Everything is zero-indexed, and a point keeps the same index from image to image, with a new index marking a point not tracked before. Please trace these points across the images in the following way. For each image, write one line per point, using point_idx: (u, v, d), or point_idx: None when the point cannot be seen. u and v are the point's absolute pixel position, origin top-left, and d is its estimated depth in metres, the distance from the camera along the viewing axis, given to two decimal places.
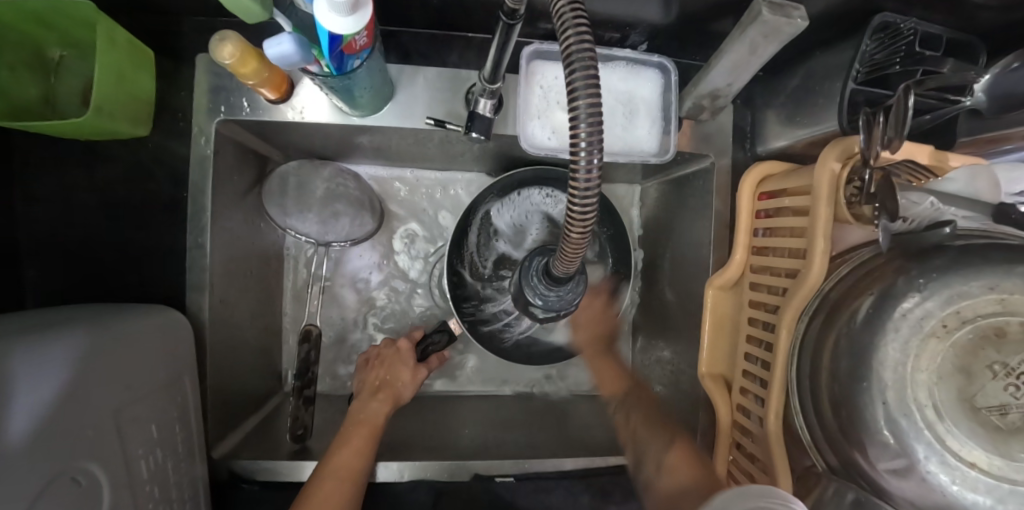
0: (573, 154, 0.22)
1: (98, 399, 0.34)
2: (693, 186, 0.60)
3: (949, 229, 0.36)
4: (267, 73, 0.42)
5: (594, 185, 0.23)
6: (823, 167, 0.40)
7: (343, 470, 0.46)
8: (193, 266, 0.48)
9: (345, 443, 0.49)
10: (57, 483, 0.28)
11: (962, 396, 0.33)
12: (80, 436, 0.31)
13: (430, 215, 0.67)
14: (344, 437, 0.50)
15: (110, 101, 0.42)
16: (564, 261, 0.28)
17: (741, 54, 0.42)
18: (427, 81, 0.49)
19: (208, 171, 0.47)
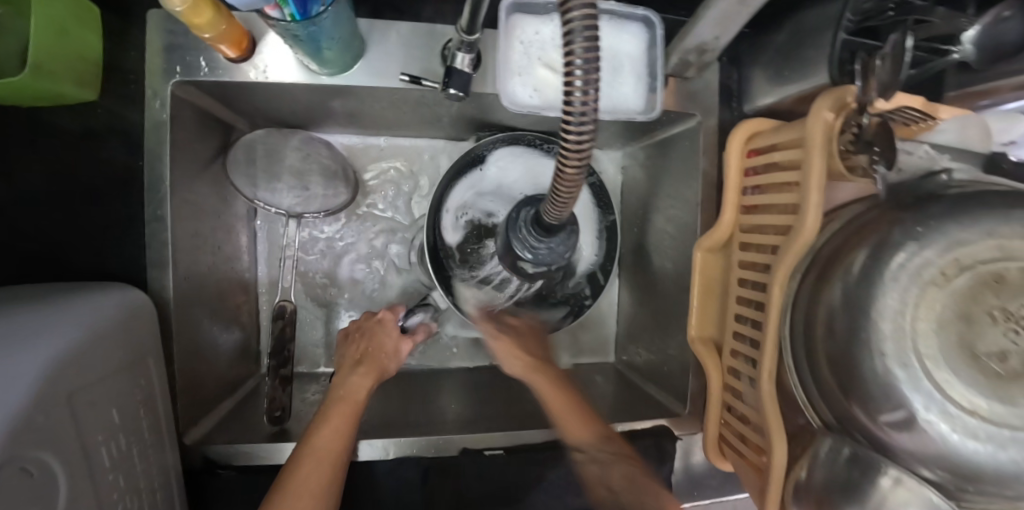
0: (567, 81, 0.20)
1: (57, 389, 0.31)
2: (679, 148, 0.58)
3: (947, 177, 0.37)
4: (224, 26, 0.38)
5: (592, 111, 0.21)
6: (817, 117, 0.38)
7: (324, 450, 0.43)
8: (154, 241, 0.44)
9: (326, 420, 0.46)
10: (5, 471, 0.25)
11: (963, 344, 0.32)
12: (34, 422, 0.28)
13: (408, 187, 0.64)
14: (325, 414, 0.47)
15: (50, 60, 0.38)
16: (556, 205, 0.25)
17: (727, 5, 0.40)
18: (400, 36, 0.46)
19: (166, 136, 0.43)
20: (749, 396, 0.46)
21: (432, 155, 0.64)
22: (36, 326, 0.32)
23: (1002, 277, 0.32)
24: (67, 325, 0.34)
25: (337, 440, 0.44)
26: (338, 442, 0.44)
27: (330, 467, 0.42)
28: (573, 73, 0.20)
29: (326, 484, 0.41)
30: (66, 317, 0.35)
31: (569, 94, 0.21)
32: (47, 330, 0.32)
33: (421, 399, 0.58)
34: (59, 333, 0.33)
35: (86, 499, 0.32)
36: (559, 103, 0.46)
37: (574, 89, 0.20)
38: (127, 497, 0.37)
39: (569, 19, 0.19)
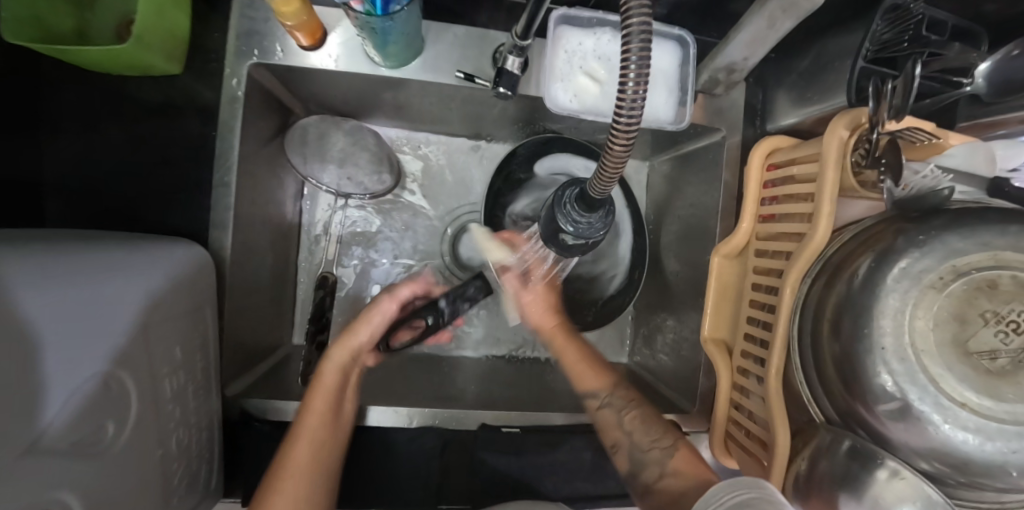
0: (622, 72, 0.24)
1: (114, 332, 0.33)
2: (703, 159, 0.62)
3: (948, 192, 0.40)
4: (306, 17, 0.43)
5: (641, 100, 0.24)
6: (833, 133, 0.42)
7: (315, 416, 0.45)
8: (218, 205, 0.48)
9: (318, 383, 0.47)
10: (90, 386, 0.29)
11: (956, 341, 0.35)
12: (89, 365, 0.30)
13: (449, 181, 0.68)
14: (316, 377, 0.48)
15: (151, 33, 0.43)
16: (602, 181, 0.29)
17: (759, 28, 0.45)
18: (457, 38, 0.51)
19: (238, 111, 0.48)
20: (756, 393, 0.48)
21: (465, 153, 0.68)
22: (79, 266, 0.33)
23: (994, 283, 0.35)
24: (115, 268, 0.35)
25: (337, 422, 0.46)
26: (342, 424, 0.47)
27: (327, 444, 0.45)
28: (627, 65, 0.24)
29: (326, 455, 0.44)
30: (106, 260, 0.35)
31: (622, 83, 0.25)
32: (86, 275, 0.33)
33: (446, 378, 0.62)
34: (97, 276, 0.33)
35: (150, 422, 0.36)
36: (595, 108, 0.50)
37: (628, 79, 0.24)
38: (180, 429, 0.40)
39: (630, 25, 0.23)
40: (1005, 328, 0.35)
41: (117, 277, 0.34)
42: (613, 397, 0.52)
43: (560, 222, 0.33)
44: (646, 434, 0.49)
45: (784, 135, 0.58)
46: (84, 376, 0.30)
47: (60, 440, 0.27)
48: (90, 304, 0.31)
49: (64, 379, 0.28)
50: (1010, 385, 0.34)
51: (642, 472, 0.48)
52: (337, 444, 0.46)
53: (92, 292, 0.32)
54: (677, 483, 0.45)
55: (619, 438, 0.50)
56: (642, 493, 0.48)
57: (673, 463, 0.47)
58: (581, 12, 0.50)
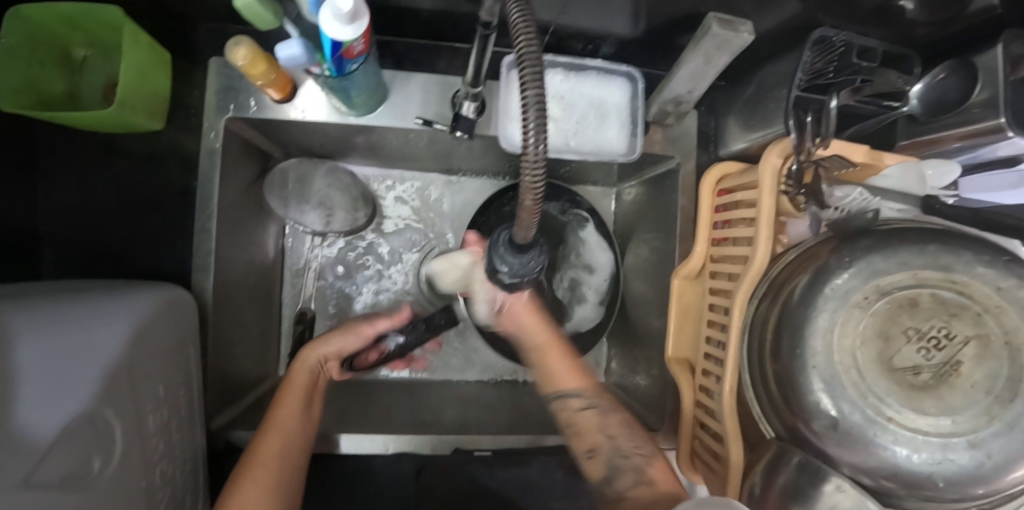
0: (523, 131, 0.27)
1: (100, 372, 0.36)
2: (663, 185, 0.65)
3: (873, 214, 0.43)
4: (274, 75, 0.47)
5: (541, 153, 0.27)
6: (766, 161, 0.45)
7: (271, 437, 0.48)
8: (200, 249, 0.52)
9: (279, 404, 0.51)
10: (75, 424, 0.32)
11: (881, 358, 0.37)
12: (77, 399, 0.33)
13: (425, 214, 0.71)
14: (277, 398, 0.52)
15: (133, 95, 0.46)
16: (523, 227, 0.32)
17: (697, 65, 0.50)
18: (419, 85, 0.54)
19: (217, 162, 0.52)
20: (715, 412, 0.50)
21: (438, 186, 0.72)
22: (58, 318, 0.36)
23: (914, 301, 0.37)
24: (96, 316, 0.38)
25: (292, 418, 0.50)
26: (297, 423, 0.50)
27: (283, 440, 0.48)
28: (527, 126, 0.26)
29: (284, 451, 0.47)
30: (87, 308, 0.38)
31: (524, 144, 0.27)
32: (65, 325, 0.36)
33: (424, 405, 0.64)
34: (76, 324, 0.36)
35: (134, 455, 0.39)
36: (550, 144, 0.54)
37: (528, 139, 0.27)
38: (164, 463, 0.43)
39: (526, 99, 0.26)
40: (927, 345, 0.37)
41: (96, 324, 0.38)
42: (596, 399, 0.53)
43: (498, 263, 0.36)
44: (632, 439, 0.50)
45: (736, 159, 0.61)
46: (70, 418, 0.32)
47: (50, 476, 0.30)
48: (66, 352, 0.34)
49: (47, 422, 0.31)
50: (933, 398, 0.36)
51: (615, 478, 0.48)
52: (296, 437, 0.49)
53: (64, 342, 0.35)
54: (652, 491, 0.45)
55: (598, 442, 0.50)
56: (611, 500, 0.48)
57: (652, 471, 0.47)
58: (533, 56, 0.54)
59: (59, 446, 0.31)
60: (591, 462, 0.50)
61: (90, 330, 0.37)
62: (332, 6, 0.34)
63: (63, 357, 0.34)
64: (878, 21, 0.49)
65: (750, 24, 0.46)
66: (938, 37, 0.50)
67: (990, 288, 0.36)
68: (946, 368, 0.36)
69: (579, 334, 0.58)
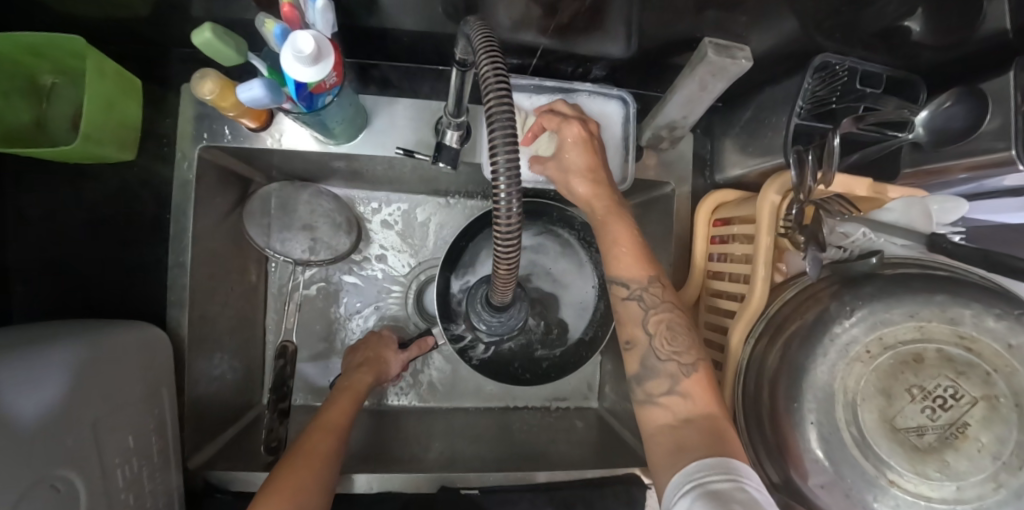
0: (494, 194, 0.25)
1: (60, 430, 0.34)
2: (657, 209, 0.62)
3: (876, 259, 0.37)
4: (247, 106, 0.44)
5: (514, 216, 0.26)
6: (764, 199, 0.44)
7: (331, 425, 0.49)
8: (174, 283, 0.50)
9: (334, 403, 0.52)
10: (37, 488, 0.31)
11: (883, 418, 0.35)
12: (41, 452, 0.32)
13: (414, 237, 0.69)
14: (333, 399, 0.53)
15: (98, 128, 0.44)
16: (500, 286, 0.31)
17: (691, 91, 0.48)
18: (403, 111, 0.52)
19: (191, 194, 0.50)
20: None
21: (425, 208, 0.69)
22: (12, 374, 0.33)
23: (920, 357, 0.35)
24: (51, 369, 0.35)
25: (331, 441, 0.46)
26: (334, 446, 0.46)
27: (322, 464, 0.43)
28: (497, 189, 0.25)
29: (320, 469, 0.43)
30: (32, 360, 0.35)
31: (496, 206, 0.26)
32: (16, 384, 0.33)
33: (411, 436, 0.63)
34: (37, 378, 0.34)
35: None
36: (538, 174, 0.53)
37: (499, 202, 0.25)
38: None
39: (494, 158, 0.24)
40: (933, 405, 0.34)
41: (50, 379, 0.35)
42: (644, 290, 0.46)
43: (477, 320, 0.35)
44: (676, 345, 0.43)
45: (733, 185, 0.58)
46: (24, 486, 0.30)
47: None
48: (20, 415, 0.32)
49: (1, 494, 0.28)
50: (938, 462, 0.33)
51: (646, 379, 0.43)
52: (335, 466, 0.45)
53: (19, 401, 0.32)
54: (688, 406, 0.40)
55: (638, 335, 0.45)
56: (641, 399, 0.43)
57: (687, 385, 0.41)
58: (521, 80, 0.51)
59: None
60: (627, 356, 0.46)
61: (47, 386, 0.34)
62: (292, 47, 0.31)
63: (17, 420, 0.31)
64: (883, 46, 0.46)
65: (747, 49, 0.44)
66: (945, 62, 0.47)
67: (1000, 345, 0.33)
68: (951, 431, 0.34)
69: (586, 183, 0.48)
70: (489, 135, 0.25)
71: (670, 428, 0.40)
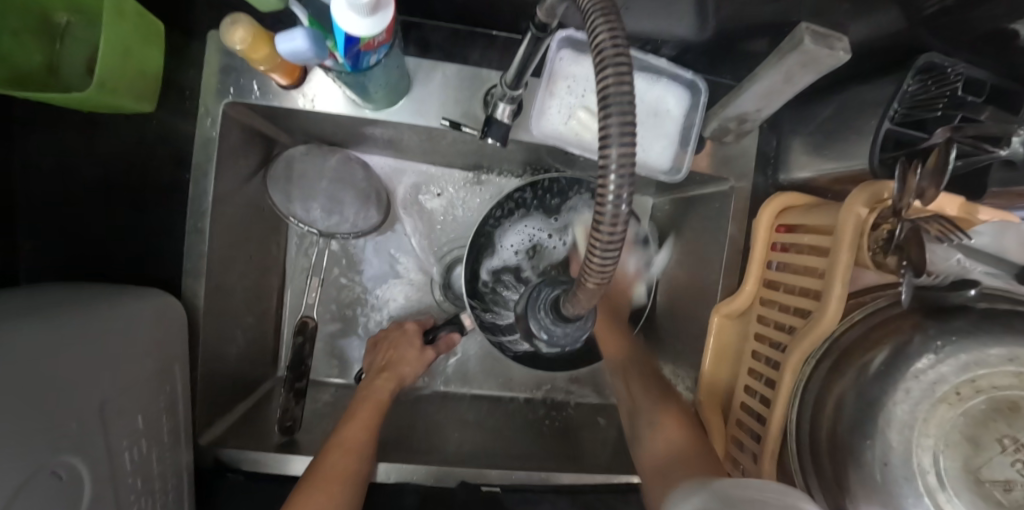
0: (600, 189, 0.21)
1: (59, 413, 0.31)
2: (708, 207, 0.58)
3: (975, 291, 0.34)
4: (280, 59, 0.39)
5: (622, 218, 0.21)
6: (850, 211, 0.39)
7: (348, 443, 0.46)
8: (191, 251, 0.46)
9: (353, 417, 0.50)
10: (34, 480, 0.28)
11: (967, 467, 0.32)
12: (46, 435, 0.30)
13: (446, 215, 0.66)
14: (351, 411, 0.51)
15: (114, 76, 0.39)
16: (577, 302, 0.26)
17: (775, 83, 0.42)
18: (445, 78, 0.47)
19: (213, 153, 0.45)
20: (748, 470, 0.46)
21: (456, 184, 0.66)
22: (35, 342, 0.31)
23: (1016, 405, 0.32)
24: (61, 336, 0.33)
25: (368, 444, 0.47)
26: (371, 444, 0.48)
27: (342, 488, 0.42)
28: (606, 180, 0.21)
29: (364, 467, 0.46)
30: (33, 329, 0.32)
31: (600, 200, 0.21)
32: None
33: (432, 425, 0.60)
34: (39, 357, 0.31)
35: (106, 499, 0.35)
36: (585, 142, 0.48)
37: (606, 196, 0.21)
38: (143, 497, 0.39)
39: (608, 150, 0.20)
40: None
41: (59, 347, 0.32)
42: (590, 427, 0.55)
43: (534, 328, 0.29)
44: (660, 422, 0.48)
45: (797, 189, 0.54)
46: (24, 476, 0.27)
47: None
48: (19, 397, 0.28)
49: None
50: None
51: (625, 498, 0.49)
52: (354, 492, 0.43)
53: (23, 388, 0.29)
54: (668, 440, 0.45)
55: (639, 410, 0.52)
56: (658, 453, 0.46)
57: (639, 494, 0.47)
58: (575, 35, 0.46)
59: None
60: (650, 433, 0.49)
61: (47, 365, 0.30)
62: None
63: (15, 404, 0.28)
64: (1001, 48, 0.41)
65: (846, 40, 0.38)
66: None
67: None
68: None
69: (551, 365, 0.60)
70: (601, 122, 0.21)
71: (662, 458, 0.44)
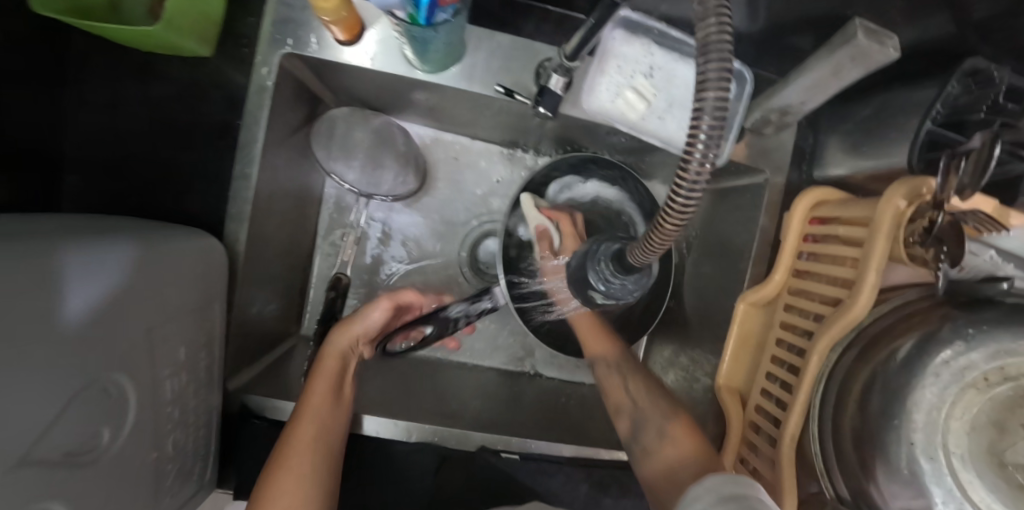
0: (690, 136, 0.22)
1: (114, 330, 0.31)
2: (741, 198, 0.60)
3: (1008, 285, 0.36)
4: (344, 12, 0.40)
5: (709, 164, 0.22)
6: (888, 203, 0.40)
7: (315, 396, 0.46)
8: (236, 197, 0.47)
9: (317, 371, 0.49)
10: (86, 392, 0.29)
11: (990, 450, 0.33)
12: (105, 349, 0.31)
13: (479, 188, 0.67)
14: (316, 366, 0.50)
15: (182, 15, 0.40)
16: (645, 250, 0.27)
17: (822, 76, 0.43)
18: (499, 47, 0.48)
19: (266, 102, 0.46)
20: (765, 453, 0.47)
21: (490, 159, 0.66)
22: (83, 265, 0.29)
23: None
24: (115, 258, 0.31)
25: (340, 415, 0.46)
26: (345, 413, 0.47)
27: (314, 443, 0.41)
28: (698, 128, 0.22)
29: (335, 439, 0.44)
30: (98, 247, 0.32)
31: (689, 148, 0.22)
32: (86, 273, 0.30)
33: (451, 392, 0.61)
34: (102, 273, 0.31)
35: (147, 424, 0.35)
36: (633, 122, 0.49)
37: (697, 141, 0.22)
38: (178, 429, 0.40)
39: (704, 96, 0.21)
40: None
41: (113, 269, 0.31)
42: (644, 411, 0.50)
43: (594, 279, 0.34)
44: (652, 412, 0.48)
45: (831, 185, 0.55)
46: (76, 386, 0.28)
47: (51, 452, 0.26)
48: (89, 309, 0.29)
49: (49, 400, 0.26)
50: None
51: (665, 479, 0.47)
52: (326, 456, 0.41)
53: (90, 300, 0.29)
54: (676, 450, 0.43)
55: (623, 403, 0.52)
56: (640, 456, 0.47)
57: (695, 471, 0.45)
58: (629, 15, 0.47)
59: (56, 425, 0.27)
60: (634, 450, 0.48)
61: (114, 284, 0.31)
62: None
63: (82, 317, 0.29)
64: None
65: (896, 38, 0.38)
66: None
67: None
68: None
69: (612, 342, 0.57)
70: (698, 71, 0.22)
71: (671, 462, 0.43)
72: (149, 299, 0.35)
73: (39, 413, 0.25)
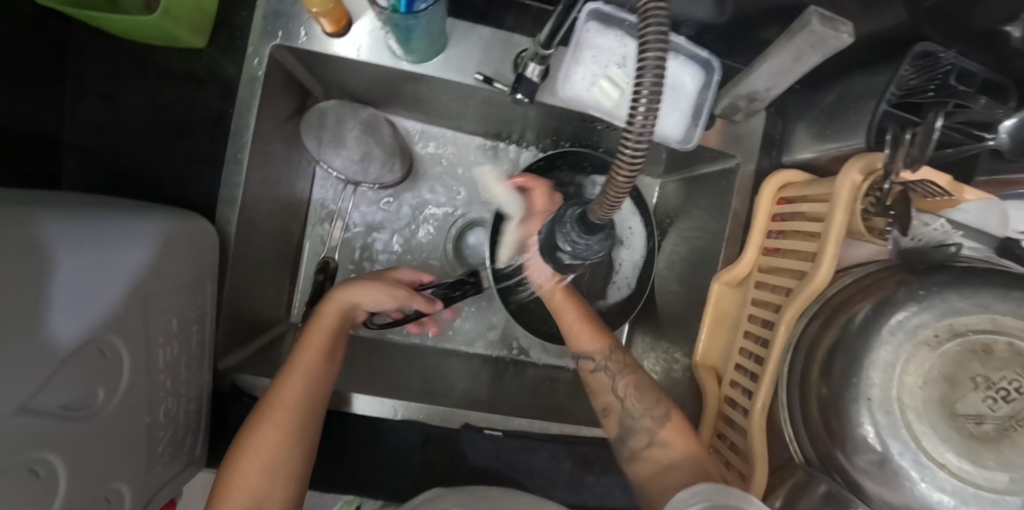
0: (634, 95, 0.25)
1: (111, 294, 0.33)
2: (715, 184, 0.62)
3: (955, 248, 0.39)
4: (332, 4, 0.43)
5: (650, 122, 0.25)
6: (846, 176, 0.42)
7: (308, 369, 0.48)
8: (229, 182, 0.49)
9: (309, 341, 0.50)
10: (80, 351, 0.30)
11: (943, 402, 0.35)
12: (107, 311, 0.32)
13: (464, 179, 0.69)
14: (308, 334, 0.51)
15: (179, 7, 0.42)
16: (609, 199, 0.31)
17: (783, 62, 0.46)
18: (479, 38, 0.51)
19: (258, 91, 0.48)
20: (739, 424, 0.48)
21: (475, 151, 0.69)
22: (72, 236, 0.31)
23: (988, 348, 0.35)
24: (105, 235, 0.34)
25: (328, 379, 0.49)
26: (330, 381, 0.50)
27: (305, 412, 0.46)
28: (640, 84, 0.24)
29: (315, 412, 0.47)
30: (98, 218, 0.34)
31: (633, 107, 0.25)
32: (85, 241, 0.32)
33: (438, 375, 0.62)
34: (97, 243, 0.33)
35: (140, 389, 0.37)
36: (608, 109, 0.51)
37: (640, 101, 0.24)
38: (170, 398, 0.41)
39: (642, 60, 0.24)
40: (994, 395, 0.35)
41: (101, 245, 0.33)
42: (609, 361, 0.54)
43: (563, 240, 0.43)
44: (639, 402, 0.50)
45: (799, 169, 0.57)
46: (71, 344, 0.29)
47: (50, 403, 0.28)
48: (82, 273, 0.31)
49: (47, 353, 0.28)
50: (993, 452, 0.34)
51: (630, 436, 0.49)
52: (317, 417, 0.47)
53: (85, 264, 0.31)
54: (666, 454, 0.46)
55: (610, 401, 0.52)
56: (629, 457, 0.48)
57: (664, 434, 0.47)
58: (601, 8, 0.49)
59: (52, 377, 0.28)
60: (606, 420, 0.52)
61: (109, 252, 0.33)
62: None
63: (78, 279, 0.30)
64: None
65: (852, 24, 0.41)
66: None
67: None
68: (1010, 423, 0.35)
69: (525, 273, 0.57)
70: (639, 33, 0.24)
71: (661, 470, 0.45)
72: (147, 270, 0.36)
73: (34, 363, 0.26)
